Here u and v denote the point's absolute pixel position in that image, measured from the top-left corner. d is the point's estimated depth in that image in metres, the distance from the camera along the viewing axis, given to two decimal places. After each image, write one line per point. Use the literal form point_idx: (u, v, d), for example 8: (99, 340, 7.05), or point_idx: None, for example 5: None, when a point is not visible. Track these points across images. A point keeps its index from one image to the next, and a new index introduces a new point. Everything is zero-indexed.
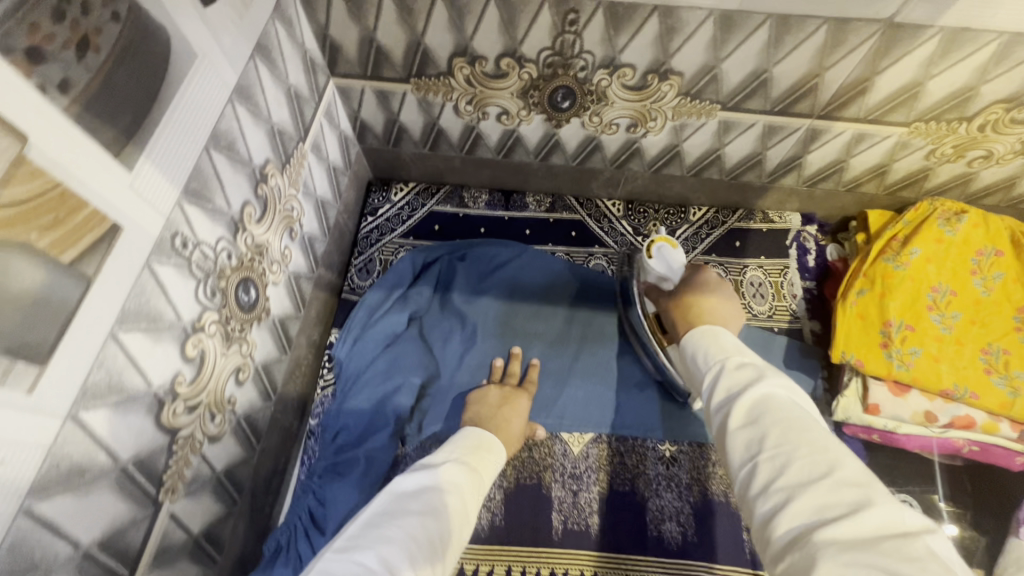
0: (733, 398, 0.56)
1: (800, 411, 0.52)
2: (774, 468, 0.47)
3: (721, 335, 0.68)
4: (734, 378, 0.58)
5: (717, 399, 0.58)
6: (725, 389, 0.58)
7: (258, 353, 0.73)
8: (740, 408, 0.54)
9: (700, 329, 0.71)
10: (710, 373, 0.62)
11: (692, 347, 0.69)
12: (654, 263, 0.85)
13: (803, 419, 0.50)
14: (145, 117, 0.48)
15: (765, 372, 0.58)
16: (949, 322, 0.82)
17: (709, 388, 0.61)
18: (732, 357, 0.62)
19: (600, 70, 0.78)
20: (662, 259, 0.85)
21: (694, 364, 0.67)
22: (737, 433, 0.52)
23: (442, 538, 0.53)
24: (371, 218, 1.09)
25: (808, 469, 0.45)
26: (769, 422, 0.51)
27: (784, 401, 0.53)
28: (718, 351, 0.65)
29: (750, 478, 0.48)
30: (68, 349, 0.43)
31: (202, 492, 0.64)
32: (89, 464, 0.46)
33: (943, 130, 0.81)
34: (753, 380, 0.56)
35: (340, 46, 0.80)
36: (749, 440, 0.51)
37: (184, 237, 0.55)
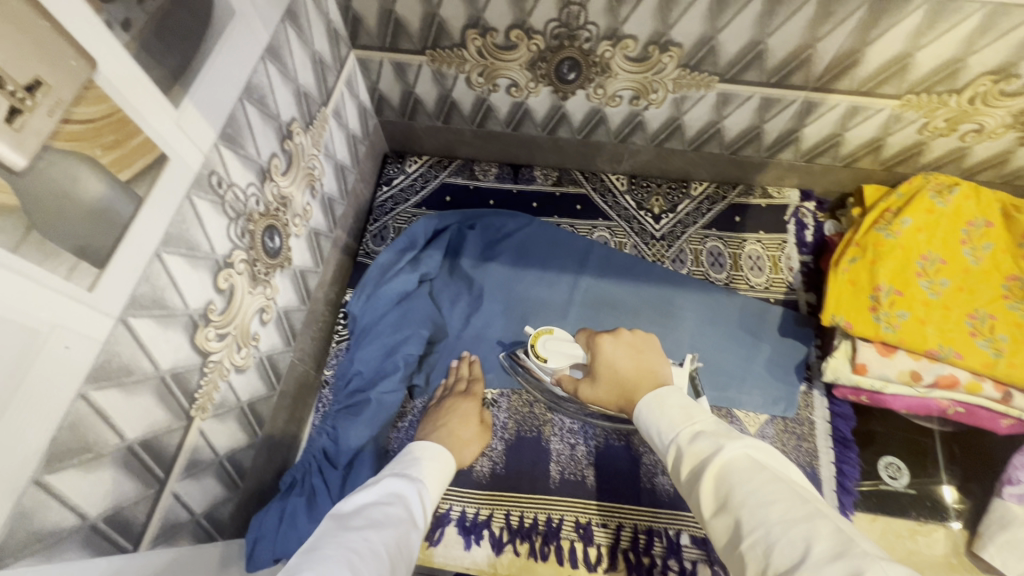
0: (698, 476, 0.59)
1: (760, 475, 0.55)
2: (759, 554, 0.49)
3: (665, 398, 0.70)
4: (690, 456, 0.61)
5: (687, 479, 0.61)
6: (689, 469, 0.61)
7: (280, 298, 0.79)
8: (708, 493, 0.57)
9: (646, 400, 0.72)
10: (671, 454, 0.64)
11: (643, 424, 0.71)
12: (553, 359, 0.88)
13: (763, 487, 0.53)
14: (191, 62, 0.54)
15: (720, 442, 0.60)
16: (937, 288, 0.85)
17: (676, 471, 0.63)
18: (682, 432, 0.64)
19: (604, 42, 0.83)
20: (554, 347, 0.89)
21: (656, 442, 0.69)
22: (715, 519, 0.56)
23: (390, 551, 0.57)
24: (387, 188, 1.15)
25: (789, 548, 0.47)
26: (738, 501, 0.54)
27: (744, 465, 0.56)
28: (671, 426, 0.66)
29: (744, 567, 0.51)
30: (123, 258, 0.49)
31: (228, 417, 0.70)
32: (134, 367, 0.52)
33: (935, 103, 0.84)
34: (710, 454, 0.59)
35: (362, 18, 0.86)
36: (730, 526, 0.54)
37: (220, 177, 0.61)
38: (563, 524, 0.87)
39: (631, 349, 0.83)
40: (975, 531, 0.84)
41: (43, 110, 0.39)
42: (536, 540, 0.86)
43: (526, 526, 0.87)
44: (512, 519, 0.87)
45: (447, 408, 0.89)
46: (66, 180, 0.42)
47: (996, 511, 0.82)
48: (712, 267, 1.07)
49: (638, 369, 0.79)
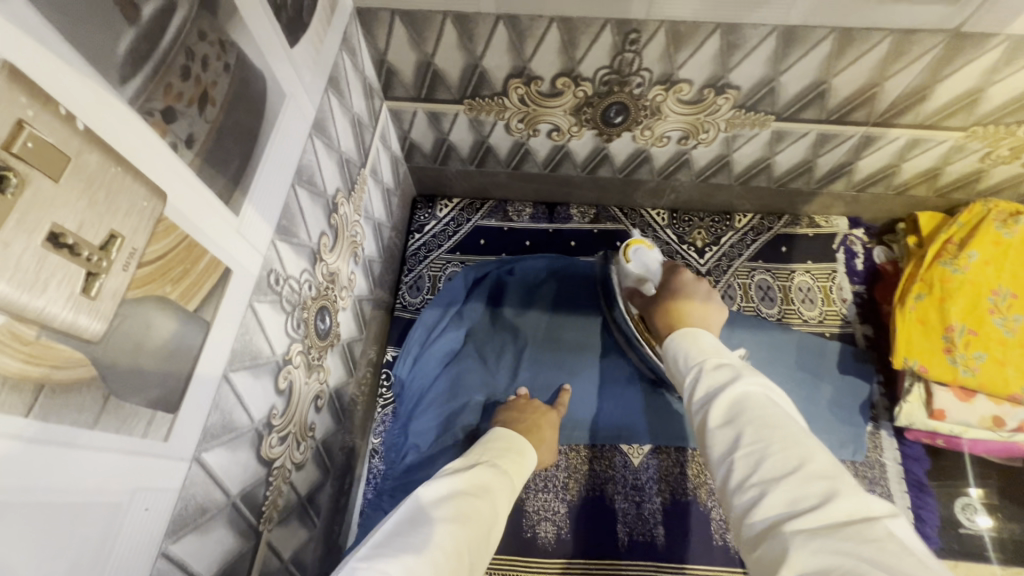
0: (711, 396, 0.52)
1: (774, 407, 0.49)
2: (748, 464, 0.45)
3: (702, 336, 0.63)
4: (710, 378, 0.54)
5: (695, 400, 0.54)
6: (703, 389, 0.54)
7: (332, 378, 0.75)
8: (717, 407, 0.50)
9: (680, 331, 0.65)
10: (688, 376, 0.58)
11: (667, 352, 0.66)
12: (633, 267, 0.85)
13: (771, 414, 0.48)
14: (249, 163, 0.49)
15: (743, 372, 0.54)
16: (1012, 325, 0.82)
17: (688, 392, 0.57)
18: (707, 359, 0.58)
19: (656, 86, 0.79)
20: (640, 260, 0.85)
21: (675, 368, 0.62)
22: (715, 432, 0.49)
23: (472, 553, 0.53)
24: (418, 235, 1.10)
25: (783, 464, 0.43)
26: (745, 417, 0.48)
27: (760, 398, 0.50)
28: (698, 353, 0.60)
29: (727, 475, 0.46)
30: (195, 390, 0.44)
31: (290, 518, 0.66)
32: (208, 503, 0.48)
33: (1001, 134, 0.81)
34: (729, 381, 0.53)
35: (397, 71, 0.81)
36: (727, 441, 0.48)
37: (277, 274, 0.56)
38: None
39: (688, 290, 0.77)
40: None
41: (118, 267, 0.34)
42: None
43: None
44: None
45: (533, 410, 0.84)
46: (139, 330, 0.37)
47: None
48: (763, 302, 1.03)
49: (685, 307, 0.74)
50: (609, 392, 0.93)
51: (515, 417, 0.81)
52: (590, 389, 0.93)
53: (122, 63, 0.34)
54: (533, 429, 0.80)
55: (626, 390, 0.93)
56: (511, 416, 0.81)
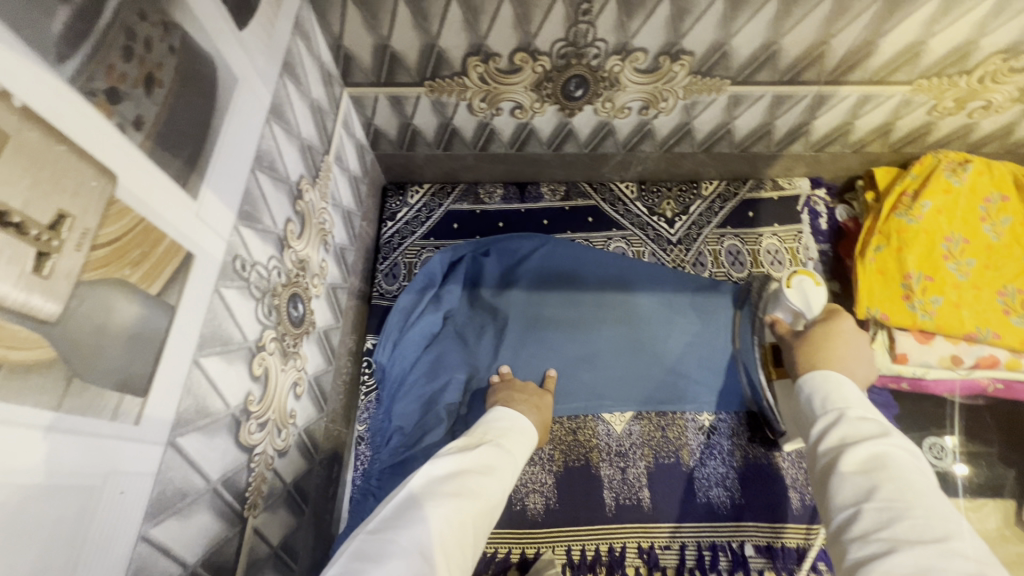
0: (848, 445, 0.51)
1: (923, 478, 0.47)
2: (881, 519, 0.44)
3: (845, 385, 0.58)
4: (851, 426, 0.53)
5: (826, 445, 0.53)
6: (839, 435, 0.53)
7: (310, 366, 0.75)
8: (854, 455, 0.50)
9: (821, 371, 0.61)
10: (822, 418, 0.56)
11: (800, 385, 0.62)
12: (792, 295, 0.80)
13: (917, 480, 0.46)
14: (203, 146, 0.49)
15: (890, 429, 0.52)
16: (964, 269, 0.86)
17: (817, 433, 0.55)
18: (851, 409, 0.55)
19: (613, 57, 0.80)
20: (802, 292, 0.80)
21: (805, 409, 0.60)
22: (847, 476, 0.49)
23: (477, 525, 0.57)
24: (391, 223, 1.10)
25: (920, 530, 0.42)
26: (885, 474, 0.47)
27: (906, 461, 0.48)
28: (839, 398, 0.57)
29: (849, 522, 0.46)
30: (164, 374, 0.44)
31: (277, 505, 0.66)
32: (188, 488, 0.48)
33: (945, 85, 0.84)
34: (875, 435, 0.51)
35: (354, 55, 0.81)
36: (861, 490, 0.47)
37: (243, 259, 0.56)
38: (626, 551, 0.85)
39: (842, 335, 0.68)
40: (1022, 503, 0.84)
41: (70, 247, 0.34)
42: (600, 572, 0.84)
43: (588, 559, 0.85)
44: (573, 554, 0.85)
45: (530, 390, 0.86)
46: (99, 314, 0.37)
47: None
48: (733, 267, 1.04)
49: (836, 350, 0.65)
50: (597, 365, 0.96)
51: (515, 397, 0.83)
52: (576, 362, 0.96)
53: (58, 41, 0.34)
54: (533, 406, 0.83)
55: (607, 361, 0.96)
56: (512, 395, 0.83)
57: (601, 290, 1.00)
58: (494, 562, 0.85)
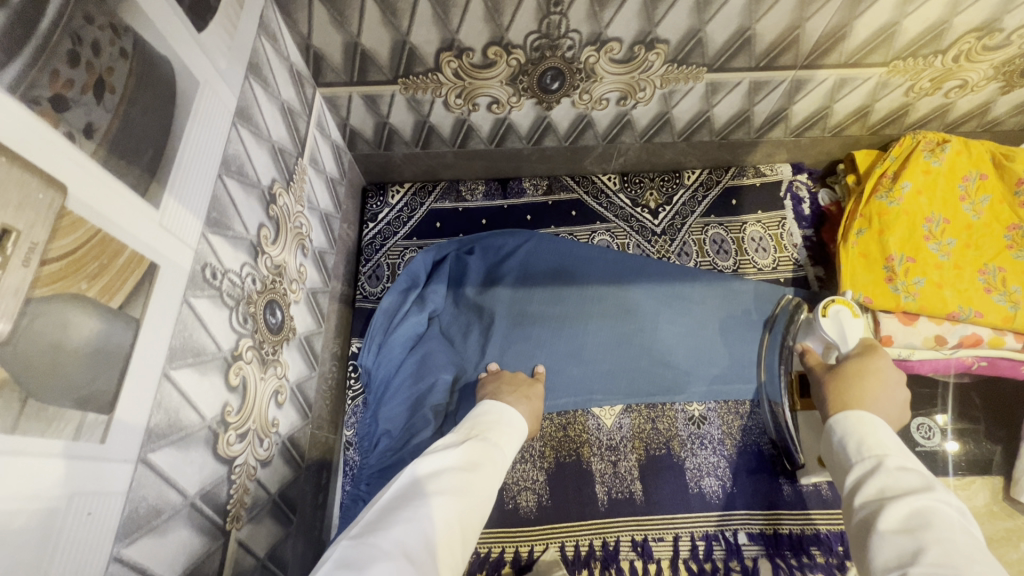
0: (888, 499, 0.51)
1: (969, 537, 0.45)
2: None
3: (878, 429, 0.59)
4: (890, 478, 0.52)
5: (864, 496, 0.53)
6: (878, 487, 0.52)
7: (291, 373, 0.74)
8: (894, 510, 0.49)
9: (852, 411, 0.62)
10: (859, 467, 0.56)
11: (828, 424, 0.63)
12: (827, 325, 0.79)
13: (963, 541, 0.45)
14: (165, 153, 0.48)
15: (934, 483, 0.51)
16: (946, 249, 0.86)
17: (855, 485, 0.55)
18: (889, 459, 0.55)
19: (588, 48, 0.79)
20: (838, 322, 0.78)
21: (839, 456, 0.60)
22: (888, 535, 0.47)
23: (464, 523, 0.55)
24: (372, 224, 1.09)
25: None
26: (930, 532, 0.46)
27: (948, 518, 0.47)
28: (875, 445, 0.57)
29: None
30: (131, 389, 0.43)
31: (262, 516, 0.65)
32: (163, 505, 0.47)
33: (920, 66, 0.84)
34: (916, 489, 0.50)
35: (324, 55, 0.79)
36: (904, 550, 0.46)
37: (213, 267, 0.55)
38: (620, 545, 0.85)
39: (874, 373, 0.69)
40: (1009, 479, 0.85)
41: (17, 262, 0.33)
42: (595, 567, 0.83)
43: (583, 554, 0.84)
44: (568, 550, 0.85)
45: (519, 380, 0.86)
46: (55, 330, 0.36)
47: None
48: (718, 255, 1.04)
49: (866, 389, 0.66)
50: (585, 360, 0.95)
51: (504, 389, 0.82)
52: (564, 357, 0.95)
53: None
54: (522, 396, 0.81)
55: (595, 356, 0.95)
56: (499, 387, 0.82)
57: (586, 284, 0.99)
58: (488, 561, 0.84)
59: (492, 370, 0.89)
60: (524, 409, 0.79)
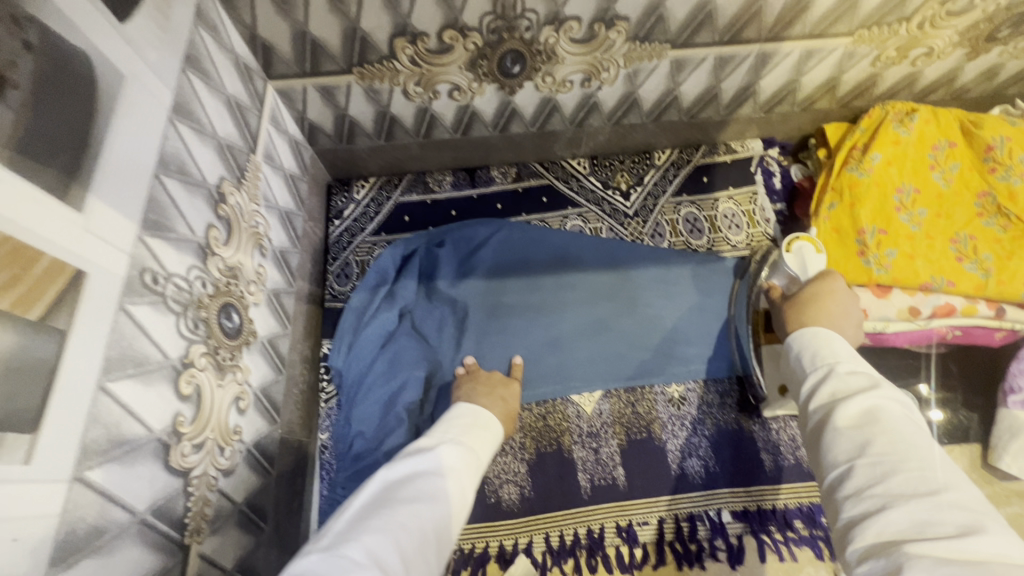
0: (839, 400, 0.50)
1: (914, 428, 0.46)
2: (874, 473, 0.43)
3: (834, 339, 0.58)
4: (842, 381, 0.51)
5: (816, 401, 0.52)
6: (829, 390, 0.51)
7: (254, 378, 0.72)
8: (846, 411, 0.48)
9: (809, 328, 0.61)
10: (812, 375, 0.55)
11: (787, 346, 0.62)
12: (789, 259, 0.80)
13: (910, 432, 0.45)
14: (85, 153, 0.45)
15: (880, 380, 0.51)
16: (917, 219, 0.86)
17: (808, 391, 0.54)
18: (840, 363, 0.54)
19: (546, 27, 0.76)
20: (800, 257, 0.80)
21: (793, 367, 0.59)
22: (840, 433, 0.47)
23: (439, 530, 0.53)
24: (338, 221, 1.06)
25: (916, 482, 0.41)
26: (879, 427, 0.46)
27: (896, 411, 0.47)
28: (828, 353, 0.56)
29: (842, 478, 0.45)
30: (60, 407, 0.40)
31: (226, 526, 0.63)
32: (106, 524, 0.45)
33: (885, 34, 0.83)
34: (865, 388, 0.49)
35: (272, 46, 0.76)
36: (853, 446, 0.46)
37: (154, 272, 0.52)
38: (605, 531, 0.84)
39: (830, 296, 0.68)
40: (986, 445, 0.85)
41: None
42: (581, 555, 0.83)
43: (567, 544, 0.83)
44: (552, 540, 0.84)
45: (499, 380, 0.84)
46: None
47: (1003, 421, 0.83)
48: (691, 235, 1.02)
49: (822, 310, 0.66)
50: (562, 348, 0.93)
51: (478, 390, 0.81)
52: (540, 346, 0.93)
53: None
54: (497, 399, 0.80)
55: (572, 344, 0.94)
56: (475, 389, 0.81)
57: (558, 271, 0.98)
58: (473, 557, 0.83)
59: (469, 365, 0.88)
60: (498, 411, 0.77)
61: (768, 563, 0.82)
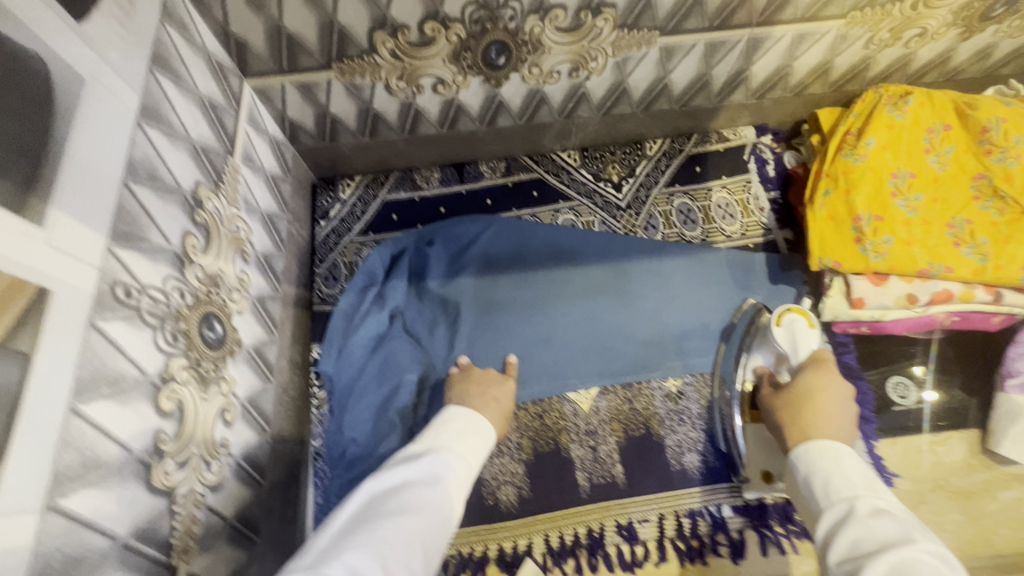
0: (863, 554, 0.46)
1: None
2: None
3: (843, 461, 0.56)
4: (864, 528, 0.48)
5: (837, 551, 0.48)
6: (850, 539, 0.48)
7: (240, 389, 0.69)
8: (871, 572, 0.44)
9: (814, 446, 0.58)
10: (831, 514, 0.52)
11: (793, 464, 0.59)
12: (779, 334, 0.80)
13: None
14: (44, 160, 0.42)
15: (910, 531, 0.46)
16: (913, 205, 0.84)
17: (828, 534, 0.50)
18: (858, 501, 0.51)
19: (531, 17, 0.74)
20: (790, 332, 0.79)
21: (806, 496, 0.56)
22: None
23: (426, 543, 0.52)
24: (324, 221, 1.03)
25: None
26: None
27: (932, 574, 0.42)
28: (842, 483, 0.53)
29: None
30: (26, 436, 0.38)
31: (216, 542, 0.61)
32: (85, 551, 0.43)
33: (878, 15, 0.81)
34: (891, 542, 0.45)
35: (247, 42, 0.73)
36: None
37: (127, 285, 0.50)
38: (606, 530, 0.83)
39: (824, 393, 0.65)
40: (984, 430, 0.85)
41: None
42: (581, 555, 0.82)
43: (568, 544, 0.82)
44: (552, 541, 0.83)
45: (492, 380, 0.82)
46: None
47: (1002, 406, 0.82)
48: (685, 226, 1.00)
49: (818, 412, 0.62)
50: (557, 345, 0.92)
51: (471, 390, 0.79)
52: (535, 344, 0.92)
53: None
54: (490, 399, 0.78)
55: (567, 341, 0.92)
56: (469, 389, 0.79)
57: (551, 267, 0.96)
58: (472, 560, 0.82)
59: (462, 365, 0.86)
60: (491, 413, 0.75)
61: (769, 556, 0.81)
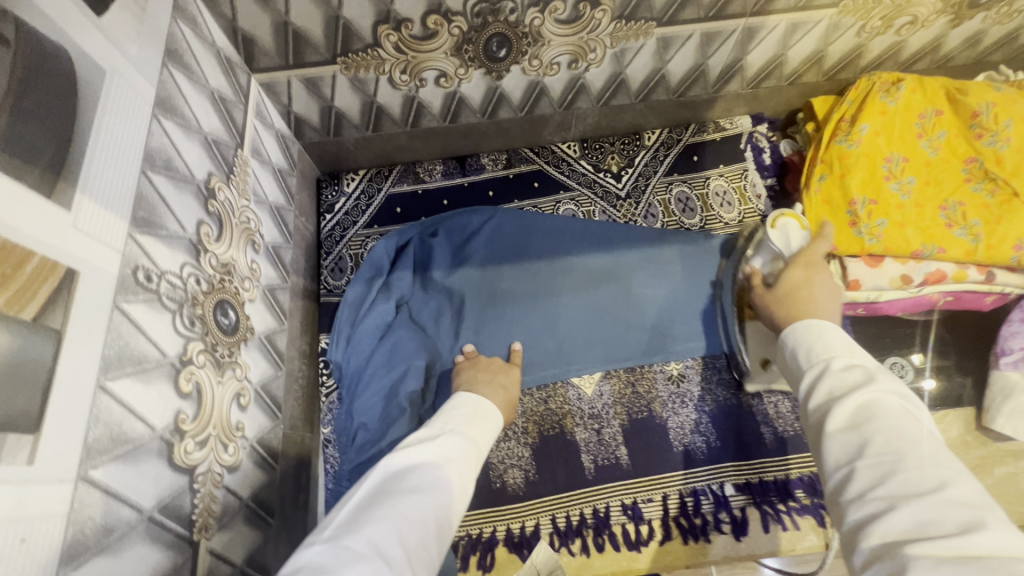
0: (836, 399, 0.48)
1: (915, 424, 0.44)
2: (874, 474, 0.41)
3: (827, 329, 0.56)
4: (838, 379, 0.50)
5: (815, 400, 0.50)
6: (826, 390, 0.49)
7: (253, 374, 0.71)
8: (841, 411, 0.46)
9: (803, 324, 0.59)
10: (808, 374, 0.53)
11: (782, 343, 0.60)
12: (774, 235, 0.85)
13: (909, 429, 0.43)
14: (70, 148, 0.44)
15: (876, 374, 0.49)
16: (906, 188, 0.86)
17: (806, 391, 0.52)
18: (835, 357, 0.52)
19: (531, 9, 0.76)
20: (784, 233, 0.84)
21: (791, 364, 0.57)
22: (835, 435, 0.46)
23: (438, 520, 0.54)
24: (330, 215, 1.05)
25: (915, 479, 0.39)
26: (875, 424, 0.44)
27: (895, 408, 0.45)
28: (822, 347, 0.54)
29: (844, 482, 0.43)
30: (58, 409, 0.40)
31: (234, 521, 0.63)
32: (114, 523, 0.45)
33: (869, 5, 0.83)
34: (858, 385, 0.48)
35: (254, 38, 0.75)
36: (849, 448, 0.44)
37: (147, 270, 0.52)
38: (611, 510, 0.85)
39: (809, 283, 0.70)
40: (979, 408, 0.87)
41: None
42: (587, 534, 0.84)
43: (574, 524, 0.84)
44: (559, 521, 0.84)
45: (498, 368, 0.84)
46: None
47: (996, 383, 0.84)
48: (684, 214, 1.02)
49: (806, 300, 0.66)
50: (560, 332, 0.94)
51: (479, 377, 0.81)
52: (539, 331, 0.94)
53: None
54: (498, 386, 0.80)
55: (569, 328, 0.94)
56: (476, 376, 0.81)
57: (553, 256, 0.98)
58: (481, 542, 0.84)
59: (468, 354, 0.89)
60: (498, 399, 0.77)
61: (772, 533, 0.83)
